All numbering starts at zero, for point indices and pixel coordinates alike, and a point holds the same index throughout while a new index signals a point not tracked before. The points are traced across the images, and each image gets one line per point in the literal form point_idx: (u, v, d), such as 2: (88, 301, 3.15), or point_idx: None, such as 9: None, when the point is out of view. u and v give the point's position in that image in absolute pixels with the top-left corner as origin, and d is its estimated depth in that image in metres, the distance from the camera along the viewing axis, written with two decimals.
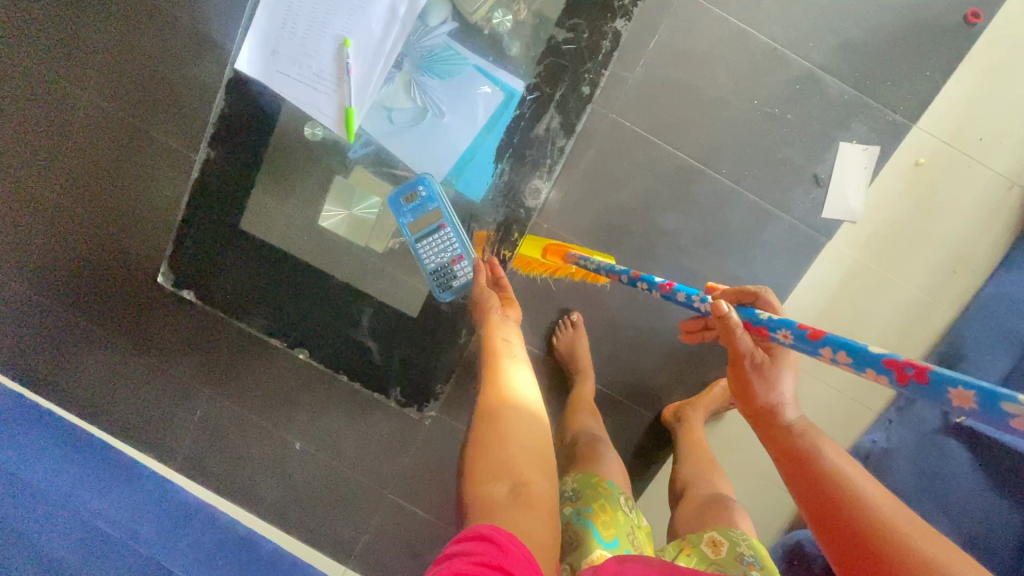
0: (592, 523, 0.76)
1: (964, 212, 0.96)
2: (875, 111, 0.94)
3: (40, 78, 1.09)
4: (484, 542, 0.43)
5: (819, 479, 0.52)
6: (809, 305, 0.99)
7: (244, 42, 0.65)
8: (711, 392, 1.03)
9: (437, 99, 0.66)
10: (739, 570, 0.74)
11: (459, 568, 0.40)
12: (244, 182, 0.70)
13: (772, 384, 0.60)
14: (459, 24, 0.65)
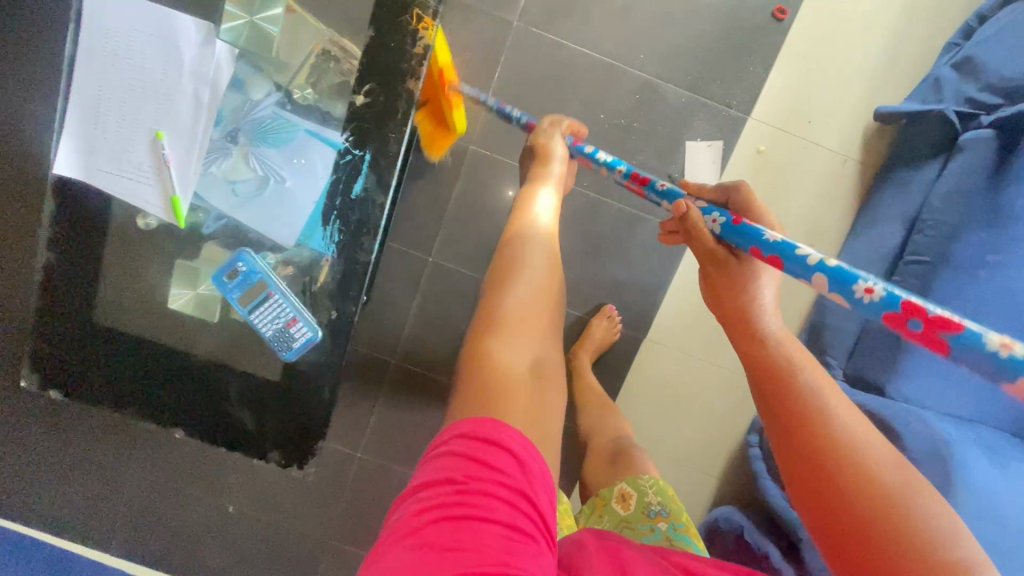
0: None
1: (810, 190, 1.03)
2: (712, 108, 1.00)
3: None
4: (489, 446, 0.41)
5: (798, 414, 0.46)
6: (682, 300, 1.09)
7: (58, 146, 0.66)
8: (592, 332, 1.07)
9: (276, 166, 0.69)
10: (646, 524, 0.78)
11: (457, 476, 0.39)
12: (91, 276, 0.71)
13: (742, 284, 0.56)
14: (282, 94, 0.67)
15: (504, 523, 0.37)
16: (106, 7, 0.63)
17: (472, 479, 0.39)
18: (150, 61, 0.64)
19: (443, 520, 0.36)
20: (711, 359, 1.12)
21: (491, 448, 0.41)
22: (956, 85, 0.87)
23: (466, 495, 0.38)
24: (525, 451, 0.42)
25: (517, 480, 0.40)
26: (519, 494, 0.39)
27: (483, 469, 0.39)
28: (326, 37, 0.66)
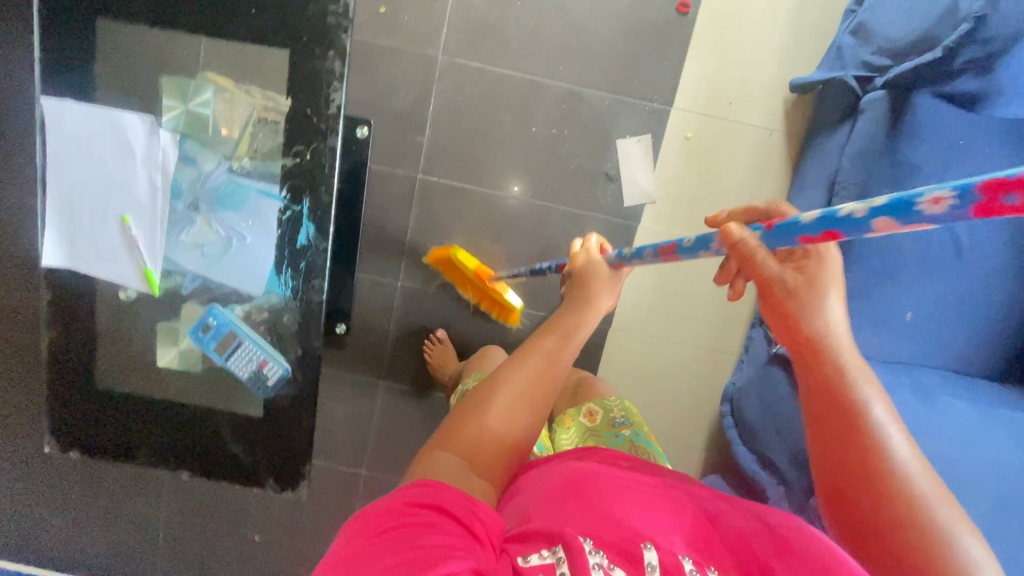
0: None
1: (742, 166, 1.08)
2: (635, 106, 1.06)
3: None
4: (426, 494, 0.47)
5: (853, 457, 0.46)
6: (640, 286, 1.14)
7: (43, 241, 0.76)
8: None
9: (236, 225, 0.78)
10: (610, 431, 0.87)
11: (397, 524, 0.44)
12: (87, 347, 0.81)
13: (813, 308, 0.50)
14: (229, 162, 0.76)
15: (422, 526, 0.43)
16: (64, 117, 0.73)
17: (393, 508, 0.45)
18: (109, 157, 0.74)
19: (374, 540, 0.42)
20: (677, 339, 1.17)
21: (411, 485, 0.47)
22: (854, 50, 0.91)
23: (388, 517, 0.44)
24: (436, 479, 0.48)
25: (433, 498, 0.46)
26: (435, 507, 0.45)
27: (403, 496, 0.46)
28: (251, 110, 0.73)
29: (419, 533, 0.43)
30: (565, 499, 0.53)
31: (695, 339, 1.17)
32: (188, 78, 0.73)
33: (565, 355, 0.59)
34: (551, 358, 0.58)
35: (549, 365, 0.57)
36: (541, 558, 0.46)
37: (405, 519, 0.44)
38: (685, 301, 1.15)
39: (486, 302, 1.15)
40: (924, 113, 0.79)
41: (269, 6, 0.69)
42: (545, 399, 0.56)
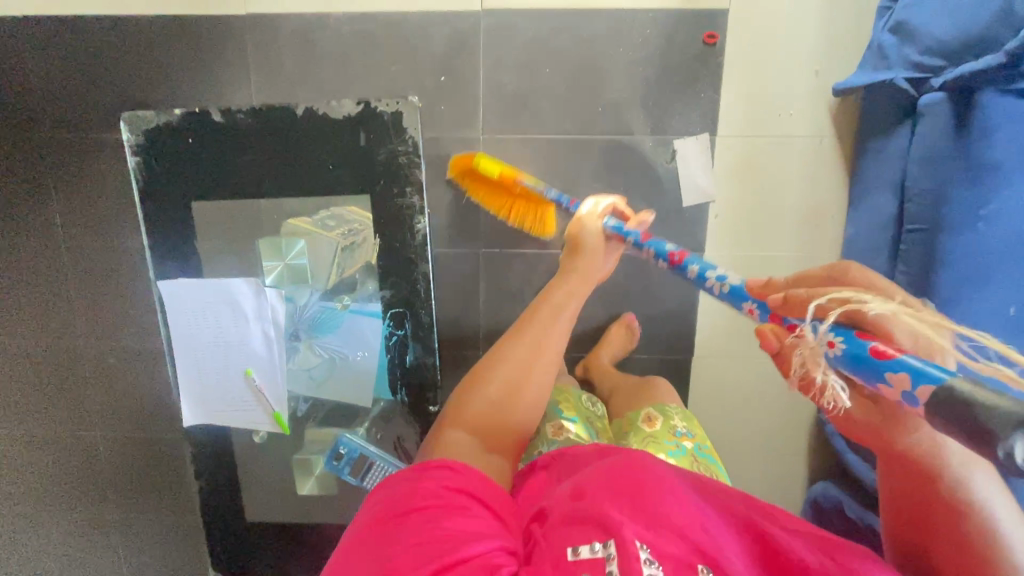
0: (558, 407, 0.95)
1: (797, 176, 1.07)
2: (680, 142, 1.06)
3: (49, 440, 1.25)
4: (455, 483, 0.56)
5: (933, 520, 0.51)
6: (714, 310, 1.15)
7: (180, 405, 0.83)
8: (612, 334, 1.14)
9: (342, 349, 0.83)
10: (672, 439, 0.87)
11: (421, 495, 0.54)
12: (232, 488, 0.88)
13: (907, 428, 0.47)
14: (325, 292, 0.81)
15: (447, 509, 0.53)
16: (180, 294, 0.79)
17: (422, 488, 0.55)
18: (224, 321, 0.80)
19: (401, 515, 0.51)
20: (760, 355, 1.17)
21: (436, 467, 0.57)
22: (898, 49, 0.89)
23: (422, 494, 0.54)
24: (461, 467, 0.58)
25: (456, 484, 0.56)
26: (461, 491, 0.55)
27: (435, 480, 0.56)
28: (345, 249, 0.79)
29: (448, 515, 0.52)
30: (614, 492, 0.57)
31: None
32: (279, 236, 0.79)
33: (527, 392, 0.74)
34: (527, 376, 0.75)
35: (545, 366, 0.77)
36: (593, 551, 0.50)
37: (431, 497, 0.53)
38: None
39: (515, 215, 1.08)
40: (994, 112, 0.77)
41: (344, 157, 0.74)
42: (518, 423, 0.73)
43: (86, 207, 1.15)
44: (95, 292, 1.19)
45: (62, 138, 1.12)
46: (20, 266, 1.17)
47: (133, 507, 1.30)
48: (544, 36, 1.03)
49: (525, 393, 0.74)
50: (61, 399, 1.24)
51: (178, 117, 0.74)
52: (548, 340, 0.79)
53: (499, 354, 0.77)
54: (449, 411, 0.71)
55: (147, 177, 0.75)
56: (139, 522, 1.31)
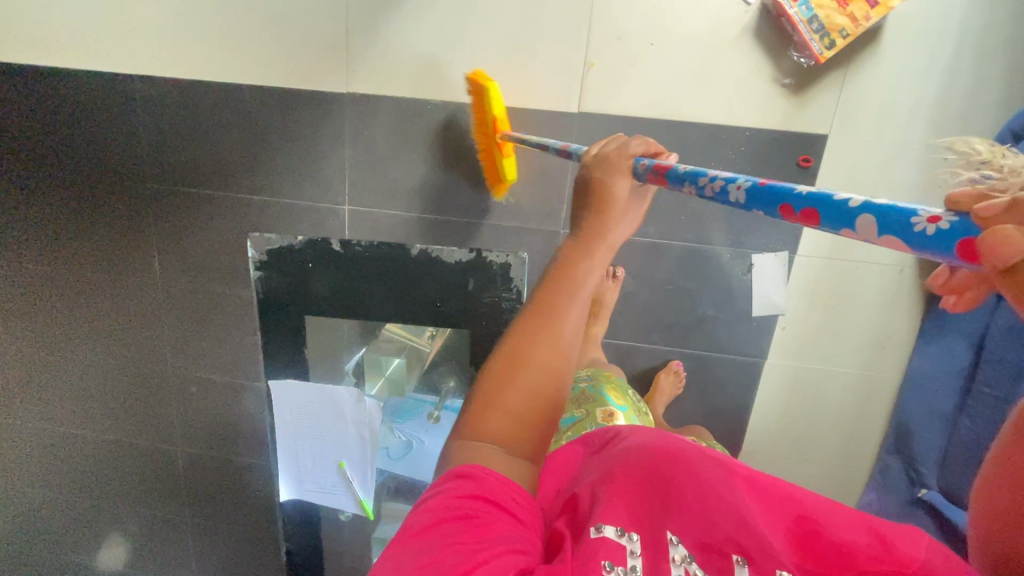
0: (605, 386, 0.84)
1: (870, 301, 1.08)
2: (758, 256, 1.08)
3: (136, 448, 1.38)
4: (461, 481, 0.43)
5: None
6: (768, 412, 1.18)
7: (278, 483, 0.93)
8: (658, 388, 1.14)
9: (416, 432, 0.88)
10: None
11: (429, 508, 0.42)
12: (315, 550, 0.98)
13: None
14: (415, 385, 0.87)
15: (462, 527, 0.41)
16: (287, 393, 0.86)
17: (436, 504, 0.43)
18: (325, 420, 0.87)
19: (419, 535, 0.41)
20: (806, 455, 1.21)
21: (453, 477, 0.44)
22: None
23: (424, 519, 0.42)
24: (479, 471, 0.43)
25: (472, 493, 0.42)
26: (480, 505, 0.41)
27: (443, 494, 0.43)
28: (433, 356, 0.85)
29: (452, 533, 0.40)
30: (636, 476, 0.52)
31: (827, 455, 1.20)
32: (373, 337, 0.85)
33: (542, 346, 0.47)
34: (547, 341, 0.47)
35: (566, 363, 0.48)
36: (615, 536, 0.45)
37: (440, 517, 0.41)
38: (816, 423, 1.18)
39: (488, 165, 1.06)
40: None
41: (451, 295, 0.79)
42: (550, 418, 0.47)
43: (183, 249, 1.21)
44: (182, 325, 1.27)
45: (169, 184, 1.17)
46: (123, 299, 1.26)
47: (203, 514, 1.42)
48: (637, 141, 1.04)
49: (566, 349, 0.48)
50: (150, 417, 1.35)
51: (300, 243, 0.78)
52: (565, 328, 0.48)
53: (515, 357, 0.48)
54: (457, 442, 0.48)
55: (266, 290, 0.81)
56: (209, 528, 1.43)
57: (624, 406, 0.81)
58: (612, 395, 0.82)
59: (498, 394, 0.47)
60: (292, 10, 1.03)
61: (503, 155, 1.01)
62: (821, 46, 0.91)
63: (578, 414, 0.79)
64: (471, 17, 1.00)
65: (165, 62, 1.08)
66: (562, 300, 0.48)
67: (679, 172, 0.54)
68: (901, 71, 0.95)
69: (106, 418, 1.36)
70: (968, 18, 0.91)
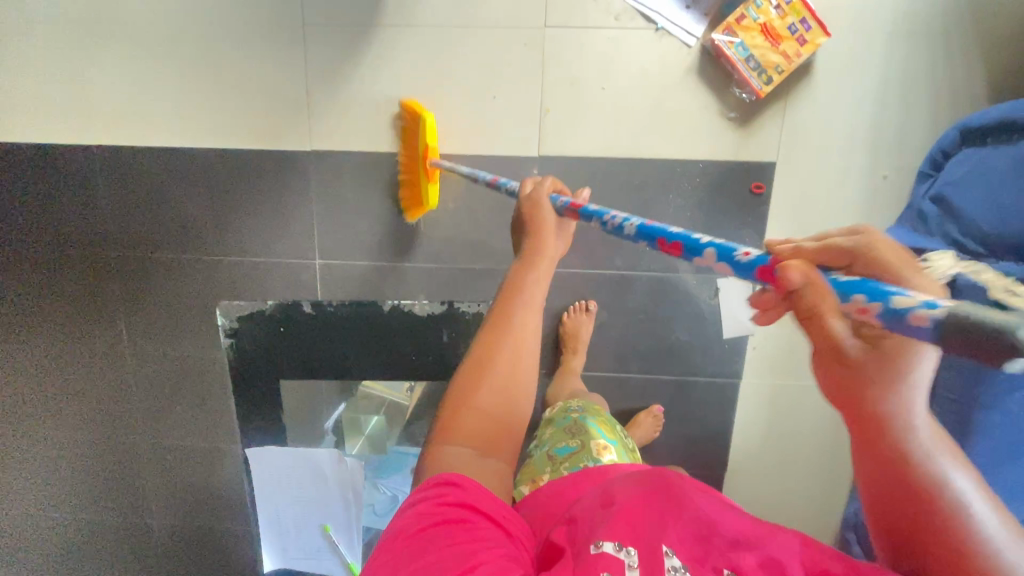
0: (595, 421, 0.84)
1: None
2: (723, 281, 1.12)
3: (110, 526, 1.32)
4: (450, 484, 0.46)
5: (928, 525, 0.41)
6: (748, 431, 1.21)
7: (263, 551, 0.90)
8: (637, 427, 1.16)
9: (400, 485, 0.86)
10: None
11: (422, 511, 0.44)
12: None
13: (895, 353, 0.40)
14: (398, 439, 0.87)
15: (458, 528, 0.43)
16: (267, 460, 0.84)
17: (425, 510, 0.44)
18: (308, 484, 0.85)
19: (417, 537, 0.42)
20: (790, 470, 1.23)
21: (441, 483, 0.46)
22: (940, 220, 0.92)
23: (416, 522, 0.44)
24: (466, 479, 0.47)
25: (465, 498, 0.45)
26: (468, 507, 0.44)
27: (433, 500, 0.45)
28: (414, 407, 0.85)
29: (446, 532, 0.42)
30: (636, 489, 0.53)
31: (809, 468, 1.22)
32: (353, 393, 0.84)
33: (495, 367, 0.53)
34: (507, 357, 0.54)
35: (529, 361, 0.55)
36: (613, 551, 0.46)
37: (433, 517, 0.43)
38: (796, 437, 1.21)
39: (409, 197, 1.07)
40: None
41: (427, 349, 0.79)
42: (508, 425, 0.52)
43: (151, 316, 1.19)
44: (154, 394, 1.24)
45: (134, 251, 1.15)
46: (90, 370, 1.23)
47: None
48: (597, 179, 1.07)
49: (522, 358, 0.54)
50: (124, 491, 1.30)
51: (271, 307, 0.78)
52: (523, 332, 0.55)
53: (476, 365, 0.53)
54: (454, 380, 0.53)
55: (239, 356, 0.80)
56: None
57: (615, 440, 0.82)
58: (603, 429, 0.83)
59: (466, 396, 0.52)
60: (254, 76, 1.05)
61: (428, 183, 1.03)
62: (760, 82, 0.97)
63: (573, 445, 0.79)
64: (428, 72, 1.04)
65: (127, 131, 1.08)
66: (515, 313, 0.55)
67: (589, 209, 0.62)
68: (836, 100, 1.02)
69: (76, 497, 1.30)
70: (890, 50, 0.99)
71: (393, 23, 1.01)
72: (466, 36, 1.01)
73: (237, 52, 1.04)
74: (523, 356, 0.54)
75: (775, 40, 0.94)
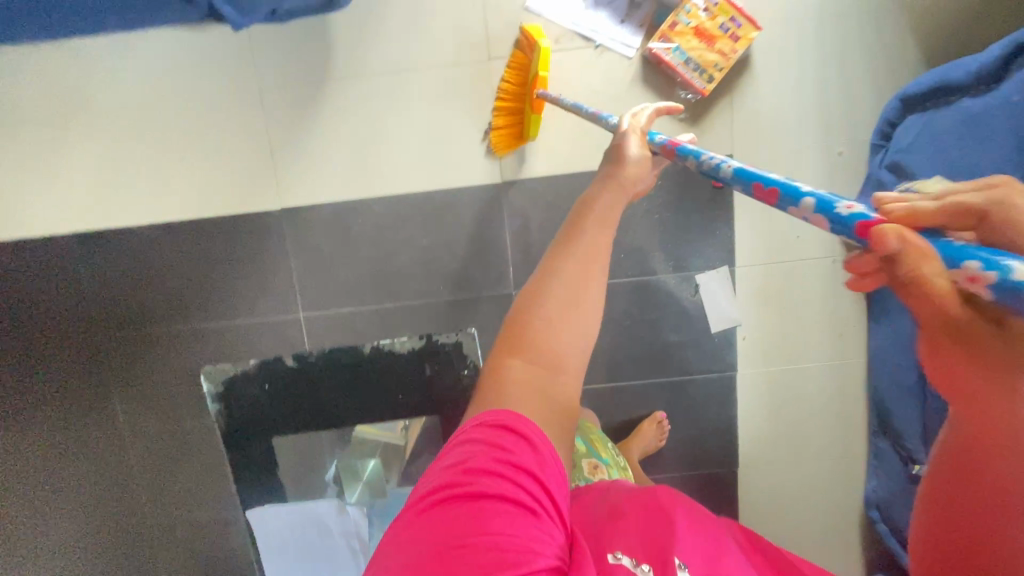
0: (587, 438, 0.87)
1: (817, 294, 1.13)
2: (702, 276, 1.12)
3: None
4: (518, 440, 0.42)
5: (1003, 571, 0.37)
6: (753, 422, 1.20)
7: None
8: (643, 431, 1.15)
9: None
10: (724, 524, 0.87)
11: (480, 465, 0.40)
12: None
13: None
14: (398, 483, 0.85)
15: (516, 501, 0.39)
16: (269, 517, 0.82)
17: (488, 463, 0.40)
18: (314, 541, 0.83)
19: (463, 500, 0.39)
20: (804, 455, 1.21)
21: (509, 435, 0.42)
22: (898, 188, 0.95)
23: (474, 477, 0.40)
24: (537, 435, 0.43)
25: (530, 466, 0.41)
26: (532, 478, 0.41)
27: (496, 456, 0.41)
28: (412, 446, 0.84)
29: (508, 504, 0.39)
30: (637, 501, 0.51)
31: (822, 450, 1.21)
32: (348, 439, 0.84)
33: (560, 322, 0.48)
34: (568, 307, 0.48)
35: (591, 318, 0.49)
36: (630, 567, 0.43)
37: (491, 482, 0.40)
38: (802, 421, 1.20)
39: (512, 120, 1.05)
40: None
41: (414, 386, 0.80)
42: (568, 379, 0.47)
43: (145, 393, 1.19)
44: (156, 471, 1.22)
45: (121, 331, 1.16)
46: (89, 457, 1.21)
47: None
48: (563, 196, 1.10)
49: (582, 313, 0.48)
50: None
51: (255, 366, 0.79)
52: (586, 279, 0.49)
53: (535, 298, 0.49)
54: (505, 332, 0.49)
55: (229, 420, 0.80)
56: None
57: (606, 458, 0.85)
58: (595, 446, 0.86)
59: (520, 343, 0.47)
60: (219, 145, 1.09)
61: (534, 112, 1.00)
62: (703, 81, 1.00)
63: None
64: (384, 117, 1.07)
65: (103, 215, 1.11)
66: (577, 253, 0.50)
67: (687, 149, 0.60)
68: (779, 87, 1.05)
69: None
70: (821, 33, 1.02)
71: (345, 77, 1.05)
72: (416, 79, 1.05)
73: (200, 125, 1.08)
74: (585, 301, 0.48)
75: (709, 40, 0.98)
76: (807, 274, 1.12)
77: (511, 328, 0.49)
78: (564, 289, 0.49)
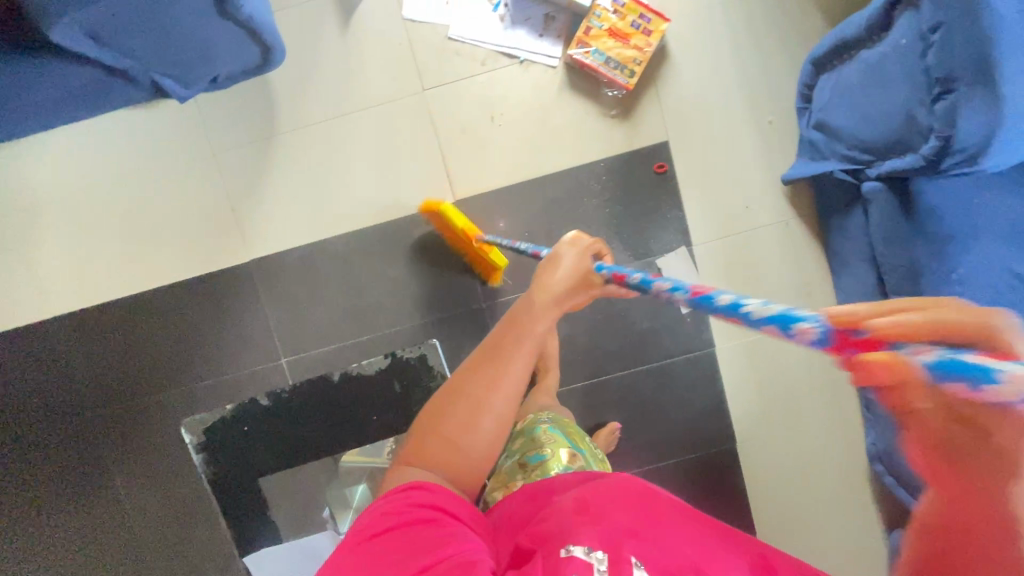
0: (563, 430, 0.88)
1: (779, 259, 1.14)
2: (664, 259, 1.13)
3: None
4: (417, 487, 0.53)
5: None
6: (742, 395, 1.20)
7: None
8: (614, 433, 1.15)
9: None
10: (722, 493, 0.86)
11: (389, 509, 0.51)
12: None
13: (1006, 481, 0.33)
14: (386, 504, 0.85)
15: (424, 524, 0.49)
16: (265, 557, 0.84)
17: (394, 506, 0.51)
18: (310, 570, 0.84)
19: (379, 535, 0.49)
20: (798, 421, 1.21)
21: (410, 485, 0.53)
22: (827, 144, 1.01)
23: (385, 518, 0.50)
24: (432, 482, 0.54)
25: (432, 499, 0.52)
26: (434, 506, 0.51)
27: (402, 500, 0.52)
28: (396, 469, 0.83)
29: (418, 529, 0.49)
30: (615, 503, 0.55)
31: (814, 412, 1.21)
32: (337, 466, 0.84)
33: (482, 407, 0.56)
34: (482, 392, 0.57)
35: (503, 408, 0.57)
36: (583, 554, 0.48)
37: (400, 517, 0.50)
38: (789, 386, 1.20)
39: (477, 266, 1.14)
40: (932, 197, 0.87)
41: (384, 406, 0.82)
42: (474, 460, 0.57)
43: (133, 466, 1.17)
44: (152, 548, 1.18)
45: (111, 406, 1.16)
46: (81, 545, 1.18)
47: None
48: (515, 206, 1.14)
49: (491, 409, 0.56)
50: None
51: (231, 410, 0.81)
52: (503, 371, 0.57)
53: (456, 391, 0.57)
54: (430, 404, 0.60)
55: (213, 468, 0.82)
56: None
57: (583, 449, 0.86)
58: (571, 438, 0.87)
59: (440, 419, 0.57)
60: (182, 212, 1.14)
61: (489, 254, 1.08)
62: (625, 77, 1.06)
63: (544, 453, 0.83)
64: (335, 161, 1.12)
65: (83, 294, 1.15)
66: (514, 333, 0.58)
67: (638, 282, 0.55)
68: (699, 72, 1.10)
69: None
70: (727, 18, 1.09)
71: (293, 129, 1.11)
72: (359, 119, 1.11)
73: (162, 197, 1.13)
74: (501, 389, 0.57)
75: (624, 39, 1.04)
76: (764, 241, 1.14)
77: (432, 406, 0.59)
78: (468, 391, 0.57)
